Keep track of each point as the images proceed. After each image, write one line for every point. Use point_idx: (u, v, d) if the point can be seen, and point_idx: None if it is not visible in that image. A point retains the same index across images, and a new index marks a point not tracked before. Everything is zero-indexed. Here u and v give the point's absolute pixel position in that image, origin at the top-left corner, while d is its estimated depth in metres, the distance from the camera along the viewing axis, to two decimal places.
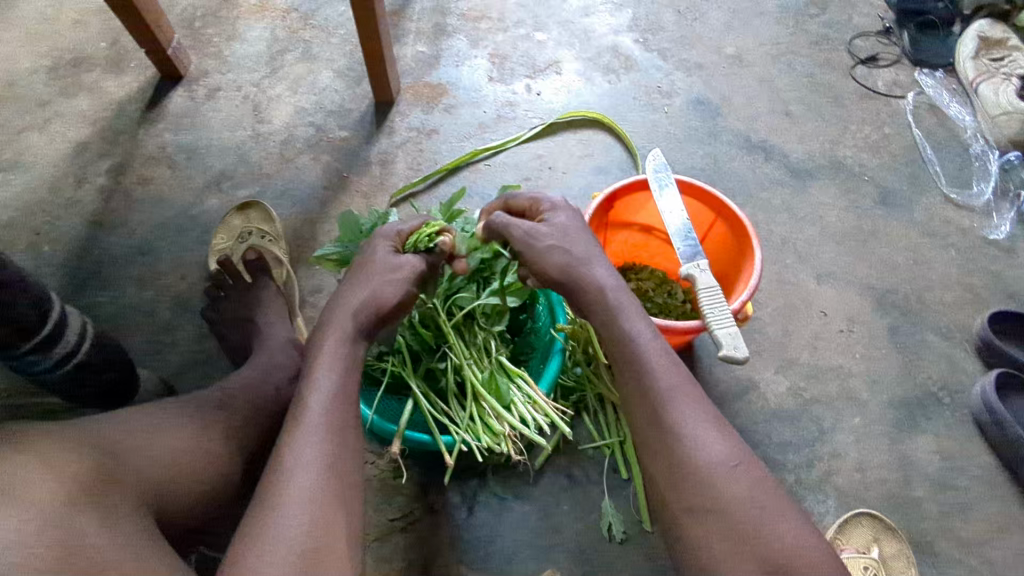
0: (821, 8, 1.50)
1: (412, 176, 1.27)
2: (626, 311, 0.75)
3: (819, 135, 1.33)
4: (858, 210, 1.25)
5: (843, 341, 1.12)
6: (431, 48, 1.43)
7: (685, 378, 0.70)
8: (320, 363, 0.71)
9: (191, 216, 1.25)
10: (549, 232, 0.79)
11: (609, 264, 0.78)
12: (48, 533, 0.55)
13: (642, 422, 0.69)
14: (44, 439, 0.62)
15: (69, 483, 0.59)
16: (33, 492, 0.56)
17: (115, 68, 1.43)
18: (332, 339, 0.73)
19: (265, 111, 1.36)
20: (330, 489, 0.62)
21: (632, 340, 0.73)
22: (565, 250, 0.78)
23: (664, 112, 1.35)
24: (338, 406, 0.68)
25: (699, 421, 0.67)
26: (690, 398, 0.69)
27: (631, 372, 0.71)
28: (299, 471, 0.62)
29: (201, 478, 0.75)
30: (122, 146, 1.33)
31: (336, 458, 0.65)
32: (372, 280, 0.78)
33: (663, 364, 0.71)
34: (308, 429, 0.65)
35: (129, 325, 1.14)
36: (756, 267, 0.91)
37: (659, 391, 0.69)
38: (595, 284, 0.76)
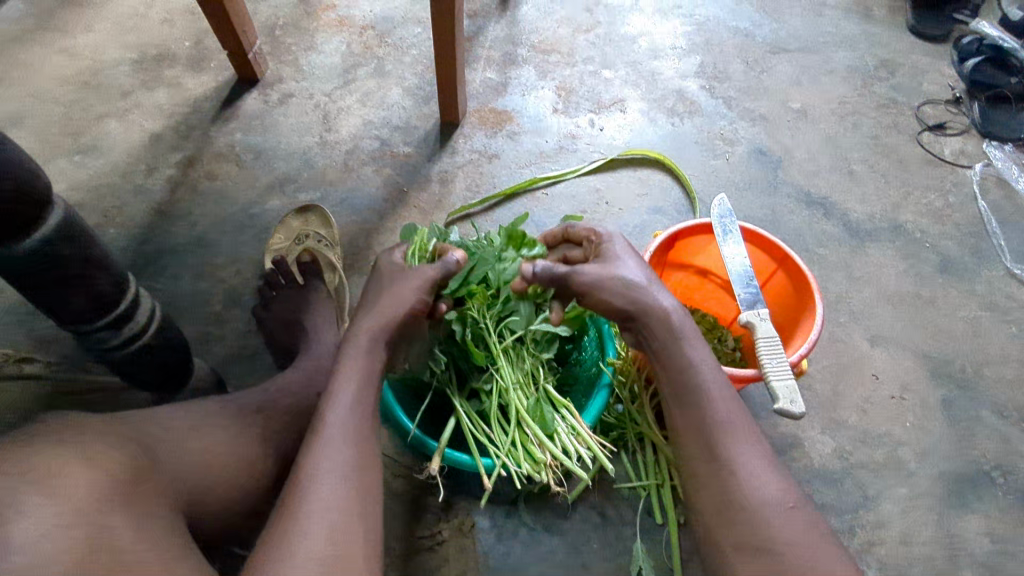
0: (889, 72, 1.50)
1: (470, 198, 1.29)
2: (689, 337, 0.73)
3: (881, 197, 1.32)
4: (916, 276, 1.23)
5: (894, 407, 1.09)
6: (499, 75, 1.46)
7: (740, 411, 0.69)
8: (342, 375, 0.70)
9: (251, 214, 1.28)
10: (602, 262, 0.77)
11: (669, 292, 0.76)
12: (80, 527, 0.51)
13: (695, 453, 0.67)
14: (81, 428, 0.59)
15: (104, 476, 0.55)
16: (66, 483, 0.52)
17: (196, 67, 1.48)
18: (353, 351, 0.72)
19: (334, 121, 1.40)
20: (350, 498, 0.61)
21: (694, 367, 0.71)
22: (623, 273, 0.75)
23: (725, 159, 1.36)
24: (358, 417, 0.68)
25: (753, 458, 0.65)
26: (745, 434, 0.67)
27: (684, 402, 0.70)
28: (321, 481, 0.61)
29: (238, 481, 0.72)
30: (194, 140, 1.37)
31: (358, 468, 0.64)
32: (393, 294, 0.77)
33: (720, 396, 0.69)
34: (327, 439, 0.65)
35: (180, 315, 1.16)
36: (818, 321, 0.90)
37: (716, 423, 0.67)
38: (661, 308, 0.73)
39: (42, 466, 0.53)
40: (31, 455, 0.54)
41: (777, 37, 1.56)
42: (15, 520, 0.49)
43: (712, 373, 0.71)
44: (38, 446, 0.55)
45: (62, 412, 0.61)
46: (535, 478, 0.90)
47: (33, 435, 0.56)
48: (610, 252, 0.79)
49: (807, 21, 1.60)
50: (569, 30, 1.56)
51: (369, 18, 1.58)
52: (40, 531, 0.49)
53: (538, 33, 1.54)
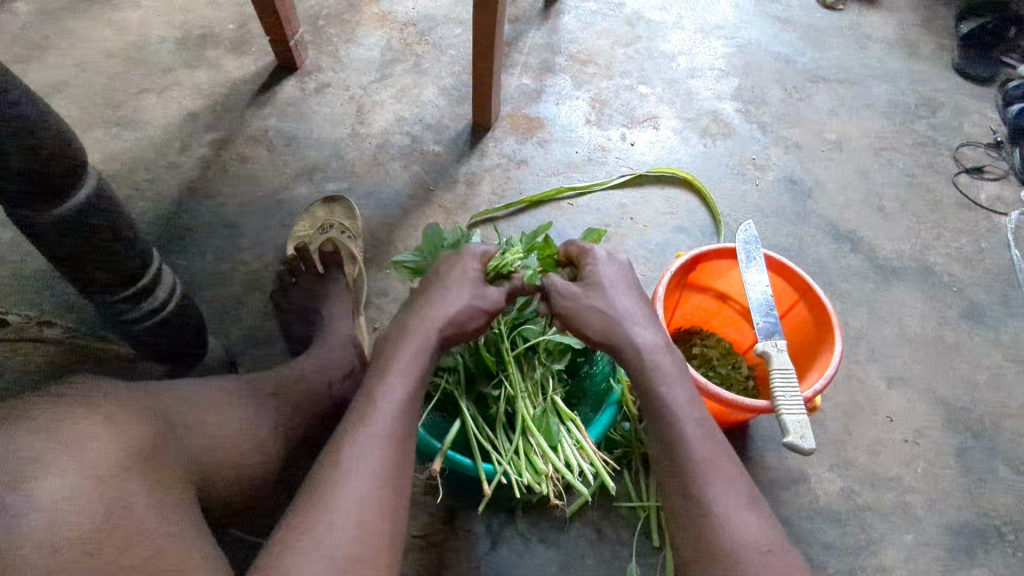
0: (930, 111, 1.47)
1: (495, 202, 1.29)
2: (663, 373, 0.74)
3: (910, 236, 1.29)
4: (941, 320, 1.20)
5: (906, 452, 1.07)
6: (535, 82, 1.46)
7: (721, 450, 0.68)
8: (394, 368, 0.71)
9: (278, 200, 1.29)
10: (586, 288, 0.81)
11: (649, 324, 0.78)
12: (101, 492, 0.51)
13: (670, 491, 0.67)
14: (105, 395, 0.60)
15: (126, 444, 0.56)
16: (92, 446, 0.53)
17: (238, 50, 1.50)
18: (409, 345, 0.74)
19: (367, 114, 1.41)
20: (381, 497, 0.61)
21: (670, 405, 0.71)
22: (603, 309, 0.79)
23: (755, 184, 1.34)
24: (405, 415, 0.68)
25: (731, 500, 0.64)
26: (727, 475, 0.66)
27: (666, 437, 0.70)
28: (357, 471, 0.62)
29: (248, 463, 0.73)
30: (229, 122, 1.39)
31: (393, 463, 0.64)
32: (452, 298, 0.79)
33: (700, 435, 0.69)
34: (371, 429, 0.65)
35: (201, 292, 1.17)
36: (836, 358, 0.88)
37: (693, 461, 0.67)
38: (634, 346, 0.76)
39: (71, 428, 0.54)
40: (56, 415, 0.54)
41: (819, 66, 1.54)
42: (42, 477, 0.49)
43: (690, 410, 0.71)
44: (64, 407, 0.55)
45: (86, 376, 0.62)
46: (535, 489, 0.90)
47: (59, 396, 0.57)
48: (594, 278, 0.82)
49: (851, 52, 1.57)
50: (608, 42, 1.55)
51: (411, 16, 1.59)
52: (64, 490, 0.49)
53: (576, 43, 1.54)
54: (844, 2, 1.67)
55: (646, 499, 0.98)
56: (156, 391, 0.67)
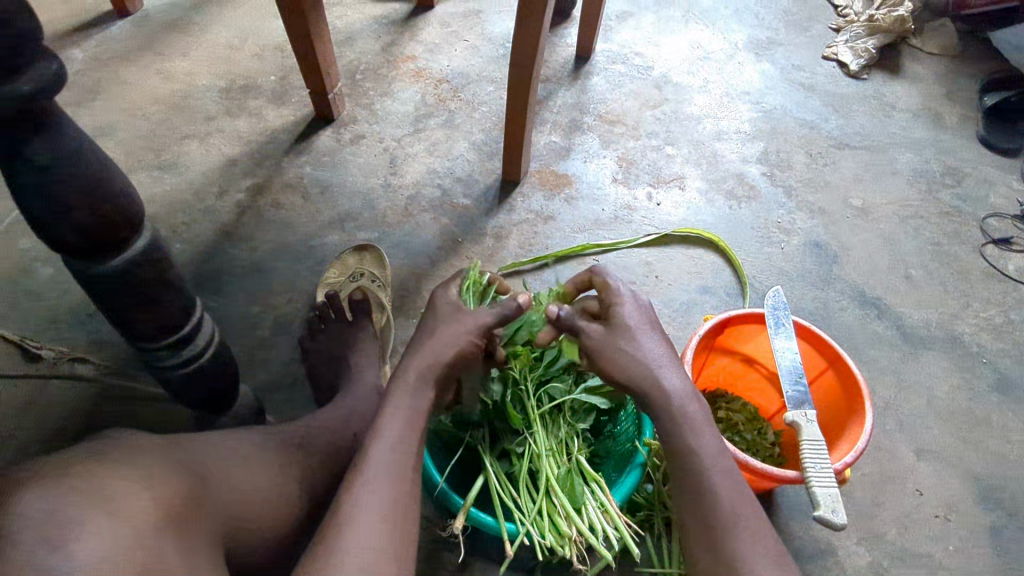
0: (956, 180, 1.48)
1: (522, 255, 1.31)
2: (693, 423, 0.73)
3: (938, 305, 1.29)
4: (971, 392, 1.19)
5: (937, 528, 1.04)
6: (564, 140, 1.50)
7: (746, 504, 0.69)
8: (386, 417, 0.72)
9: (310, 246, 1.32)
10: (612, 330, 0.79)
11: (675, 367, 0.77)
12: (138, 551, 0.51)
13: (698, 546, 0.69)
14: (139, 451, 0.60)
15: (158, 503, 0.56)
16: (126, 506, 0.53)
17: (278, 100, 1.56)
18: (395, 392, 0.74)
19: (400, 166, 1.45)
20: (385, 542, 0.61)
21: (700, 454, 0.72)
22: (630, 353, 0.77)
23: (780, 247, 1.35)
24: (400, 461, 0.68)
25: (758, 556, 0.65)
26: (752, 531, 0.67)
27: (688, 486, 0.71)
28: (361, 522, 0.62)
29: (272, 519, 0.72)
30: (266, 169, 1.43)
31: (395, 511, 0.64)
32: (442, 339, 0.78)
33: (727, 489, 0.70)
34: (369, 479, 0.66)
35: (230, 334, 1.19)
36: (868, 429, 0.87)
37: (721, 516, 0.68)
38: (661, 389, 0.75)
39: (108, 485, 0.54)
40: (94, 473, 0.55)
41: (843, 132, 1.56)
42: (79, 537, 0.49)
43: (717, 461, 0.72)
44: (100, 464, 0.56)
45: (123, 429, 0.63)
46: (558, 552, 0.88)
47: (96, 452, 0.58)
48: (619, 319, 0.80)
49: (875, 120, 1.60)
50: (636, 103, 1.59)
51: (445, 72, 1.64)
52: (100, 551, 0.49)
53: (604, 103, 1.58)
54: (868, 71, 1.71)
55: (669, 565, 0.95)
56: (187, 446, 0.67)
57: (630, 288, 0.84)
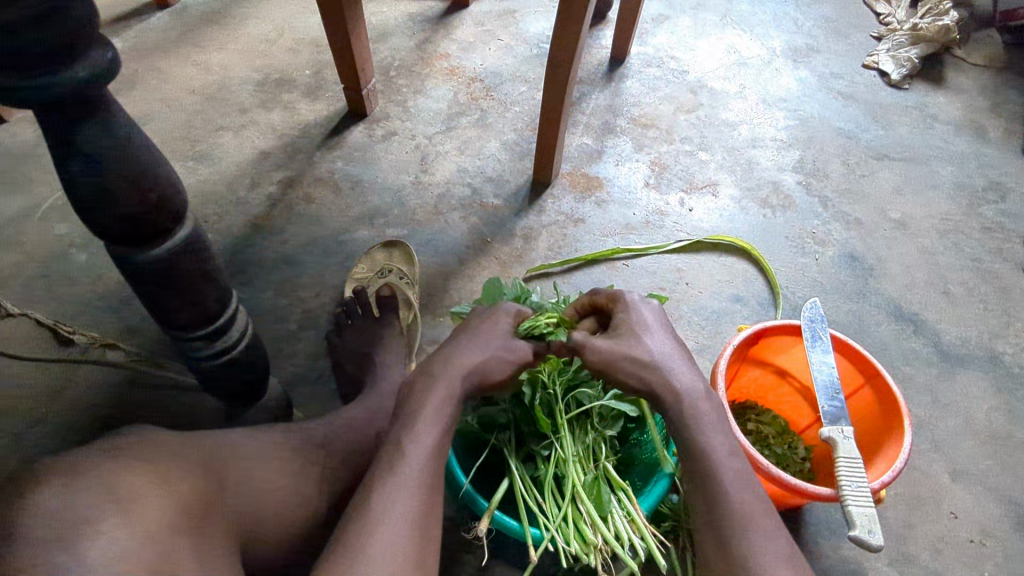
0: (999, 196, 1.44)
1: (550, 257, 1.30)
2: (702, 423, 0.73)
3: (978, 323, 1.25)
4: (1010, 414, 1.15)
5: (972, 553, 1.01)
6: (596, 142, 1.49)
7: (764, 507, 0.67)
8: (423, 418, 0.71)
9: (339, 242, 1.32)
10: (615, 335, 0.79)
11: (688, 369, 0.77)
12: (150, 554, 0.51)
13: (709, 545, 0.66)
14: (158, 449, 0.60)
15: (174, 504, 0.56)
16: (143, 507, 0.53)
17: (312, 94, 1.57)
18: (436, 393, 0.73)
19: (431, 164, 1.44)
20: (413, 547, 0.61)
21: (712, 453, 0.70)
22: (633, 356, 0.77)
23: (814, 258, 1.32)
24: (433, 465, 0.68)
25: (772, 556, 0.63)
26: (767, 533, 0.65)
27: (700, 486, 0.69)
28: (389, 525, 0.61)
29: (292, 520, 0.72)
30: (298, 163, 1.44)
31: (421, 518, 0.63)
32: (488, 351, 0.80)
33: (740, 489, 0.68)
34: (401, 481, 0.65)
35: (257, 326, 1.20)
36: (906, 450, 0.85)
37: (734, 514, 0.66)
38: (674, 389, 0.75)
39: (128, 484, 0.54)
40: (112, 472, 0.54)
41: (882, 143, 1.53)
42: (93, 538, 0.49)
43: (734, 462, 0.70)
44: (118, 461, 0.56)
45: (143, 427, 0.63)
46: (582, 559, 0.86)
47: (114, 448, 0.57)
48: (622, 325, 0.81)
49: (916, 131, 1.56)
50: (670, 107, 1.57)
51: (478, 71, 1.63)
52: (113, 553, 0.49)
53: (638, 106, 1.56)
54: (909, 81, 1.67)
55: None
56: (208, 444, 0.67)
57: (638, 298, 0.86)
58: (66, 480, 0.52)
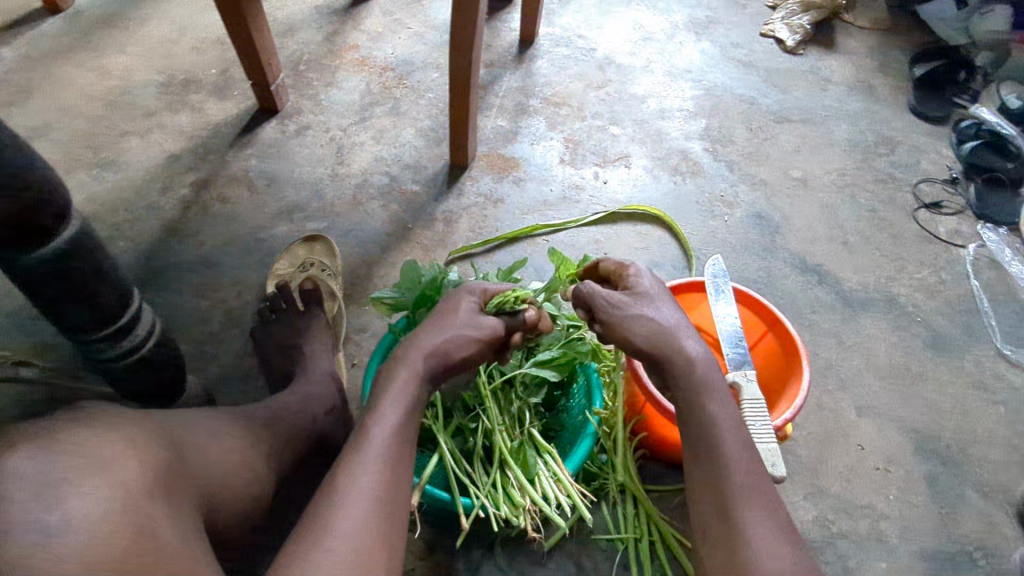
0: (889, 149, 1.54)
1: (473, 239, 1.32)
2: (714, 390, 0.77)
3: (875, 269, 1.34)
4: (907, 349, 1.24)
5: (879, 480, 1.09)
6: (510, 124, 1.51)
7: (759, 472, 0.72)
8: (388, 400, 0.73)
9: (258, 239, 1.31)
10: (634, 297, 0.84)
11: (697, 338, 0.81)
12: (130, 513, 0.52)
13: (709, 508, 0.71)
14: (123, 420, 0.61)
15: (146, 469, 0.57)
16: (117, 468, 0.55)
17: (220, 93, 1.54)
18: (399, 376, 0.75)
19: (347, 155, 1.44)
20: (379, 520, 0.63)
21: (717, 423, 0.75)
22: (652, 319, 0.82)
23: (724, 220, 1.39)
24: (397, 445, 0.69)
25: (765, 521, 0.68)
26: (761, 500, 0.69)
27: (703, 451, 0.74)
28: (353, 500, 0.63)
29: (248, 496, 0.75)
30: (210, 163, 1.41)
31: (386, 492, 0.65)
32: (451, 329, 0.81)
33: (741, 457, 0.72)
34: (365, 459, 0.67)
35: (179, 330, 1.18)
36: (803, 388, 0.91)
37: (735, 480, 0.70)
38: (686, 354, 0.79)
39: (99, 450, 0.55)
40: (85, 439, 0.56)
41: (781, 106, 1.60)
42: (75, 496, 0.51)
43: (734, 432, 0.74)
44: (88, 429, 0.57)
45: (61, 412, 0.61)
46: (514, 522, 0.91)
47: (82, 419, 0.58)
48: (640, 289, 0.86)
49: (812, 93, 1.64)
50: (581, 85, 1.60)
51: (389, 60, 1.63)
52: (93, 510, 0.51)
53: (550, 86, 1.59)
54: (804, 47, 1.76)
55: (625, 531, 0.99)
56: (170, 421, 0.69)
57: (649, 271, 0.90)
58: (40, 446, 0.53)
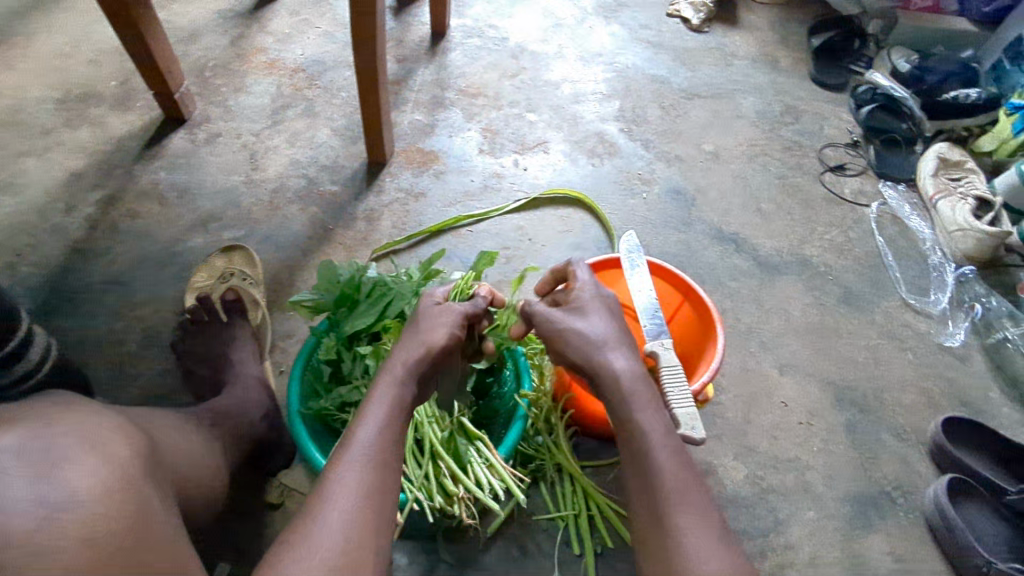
0: (794, 118, 1.60)
1: (396, 235, 1.31)
2: (639, 400, 0.73)
3: (788, 233, 1.39)
4: (821, 307, 1.30)
5: (802, 433, 1.14)
6: (427, 117, 1.51)
7: (692, 475, 0.68)
8: (373, 402, 0.70)
9: (173, 252, 1.27)
10: (567, 312, 0.81)
11: (629, 354, 0.76)
12: (127, 489, 0.56)
13: (644, 519, 0.67)
14: (104, 409, 0.64)
15: (136, 451, 0.61)
16: (113, 451, 0.58)
17: (121, 106, 1.48)
18: (387, 375, 0.73)
19: (261, 161, 1.41)
20: (364, 520, 0.61)
21: (645, 434, 0.70)
22: (584, 333, 0.78)
23: (643, 198, 1.42)
24: (388, 440, 0.67)
25: (698, 527, 0.64)
26: (694, 507, 0.66)
27: (633, 459, 0.70)
28: (337, 501, 0.61)
29: (208, 489, 0.79)
30: (116, 179, 1.36)
31: (373, 493, 0.63)
32: (430, 324, 0.78)
33: (673, 462, 0.68)
34: (350, 460, 0.64)
35: (94, 353, 1.13)
36: (718, 351, 0.94)
37: (664, 488, 0.67)
38: (609, 372, 0.75)
39: (95, 434, 0.58)
40: (78, 421, 0.59)
41: (691, 84, 1.65)
42: (75, 474, 0.54)
43: (664, 440, 0.70)
44: (76, 414, 0.60)
45: None
46: (448, 511, 0.91)
47: (69, 405, 0.61)
48: (578, 302, 0.82)
49: (719, 69, 1.69)
50: (495, 74, 1.61)
51: (299, 61, 1.60)
52: (94, 486, 0.54)
53: (465, 77, 1.59)
54: (709, 25, 1.81)
55: (564, 509, 1.01)
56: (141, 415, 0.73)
57: (593, 274, 0.86)
58: (36, 429, 0.56)
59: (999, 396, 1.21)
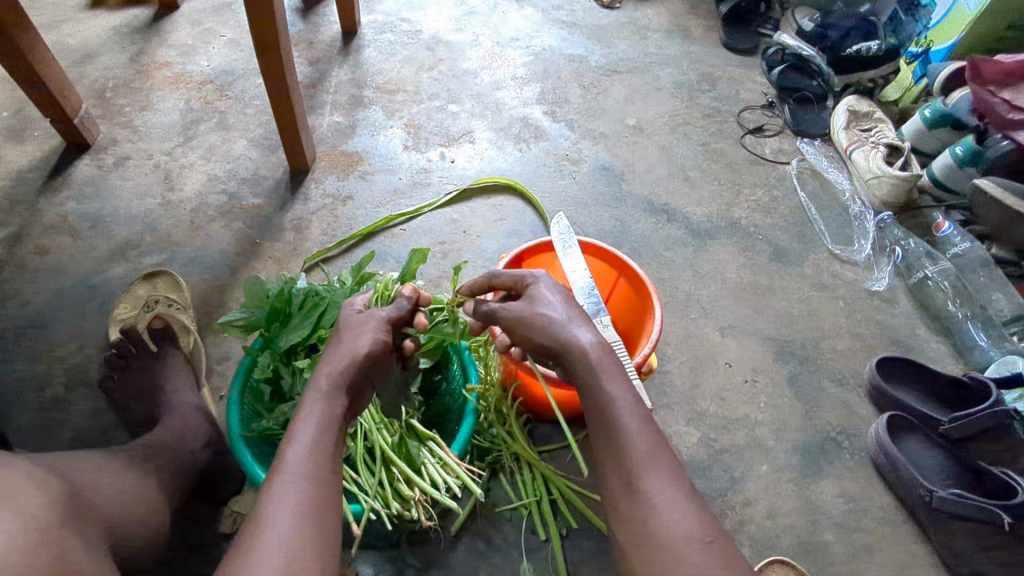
0: (710, 85, 1.63)
1: (327, 241, 1.27)
2: (608, 369, 0.67)
3: (716, 198, 1.42)
4: (754, 266, 1.33)
5: (748, 391, 1.17)
6: (346, 118, 1.47)
7: (656, 439, 0.63)
8: (302, 421, 0.65)
9: (90, 286, 1.20)
10: (529, 300, 0.74)
11: (590, 326, 0.71)
12: (45, 539, 0.56)
13: (614, 488, 0.62)
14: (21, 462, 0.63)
15: (54, 503, 0.60)
16: (27, 503, 0.58)
17: (17, 138, 1.39)
18: (314, 390, 0.68)
19: (176, 180, 1.35)
20: (307, 540, 0.56)
21: (614, 402, 0.64)
22: (549, 314, 0.71)
23: (572, 178, 1.42)
24: (321, 457, 0.62)
25: (670, 489, 0.59)
26: (664, 469, 0.61)
27: (600, 426, 0.64)
28: (273, 527, 0.56)
29: (150, 525, 0.77)
30: (19, 216, 1.28)
31: (312, 514, 0.58)
32: (356, 334, 0.73)
33: (639, 428, 0.63)
34: (283, 483, 0.59)
35: (15, 402, 1.06)
36: (657, 322, 0.95)
37: (635, 454, 0.61)
38: (579, 343, 0.68)
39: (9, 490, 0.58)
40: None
41: (608, 61, 1.66)
42: None
43: (631, 406, 0.65)
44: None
45: None
46: (407, 516, 0.90)
47: None
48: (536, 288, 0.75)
49: (634, 43, 1.71)
50: (412, 69, 1.58)
51: (206, 73, 1.54)
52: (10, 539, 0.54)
53: (381, 74, 1.56)
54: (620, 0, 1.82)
55: (526, 496, 1.01)
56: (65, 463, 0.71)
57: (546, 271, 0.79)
58: None
59: (925, 332, 1.27)
